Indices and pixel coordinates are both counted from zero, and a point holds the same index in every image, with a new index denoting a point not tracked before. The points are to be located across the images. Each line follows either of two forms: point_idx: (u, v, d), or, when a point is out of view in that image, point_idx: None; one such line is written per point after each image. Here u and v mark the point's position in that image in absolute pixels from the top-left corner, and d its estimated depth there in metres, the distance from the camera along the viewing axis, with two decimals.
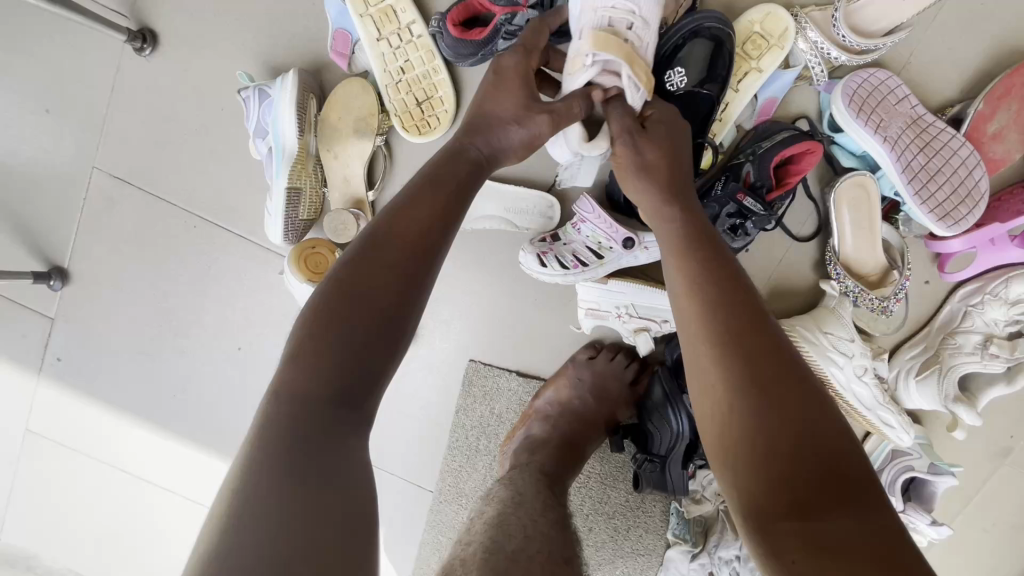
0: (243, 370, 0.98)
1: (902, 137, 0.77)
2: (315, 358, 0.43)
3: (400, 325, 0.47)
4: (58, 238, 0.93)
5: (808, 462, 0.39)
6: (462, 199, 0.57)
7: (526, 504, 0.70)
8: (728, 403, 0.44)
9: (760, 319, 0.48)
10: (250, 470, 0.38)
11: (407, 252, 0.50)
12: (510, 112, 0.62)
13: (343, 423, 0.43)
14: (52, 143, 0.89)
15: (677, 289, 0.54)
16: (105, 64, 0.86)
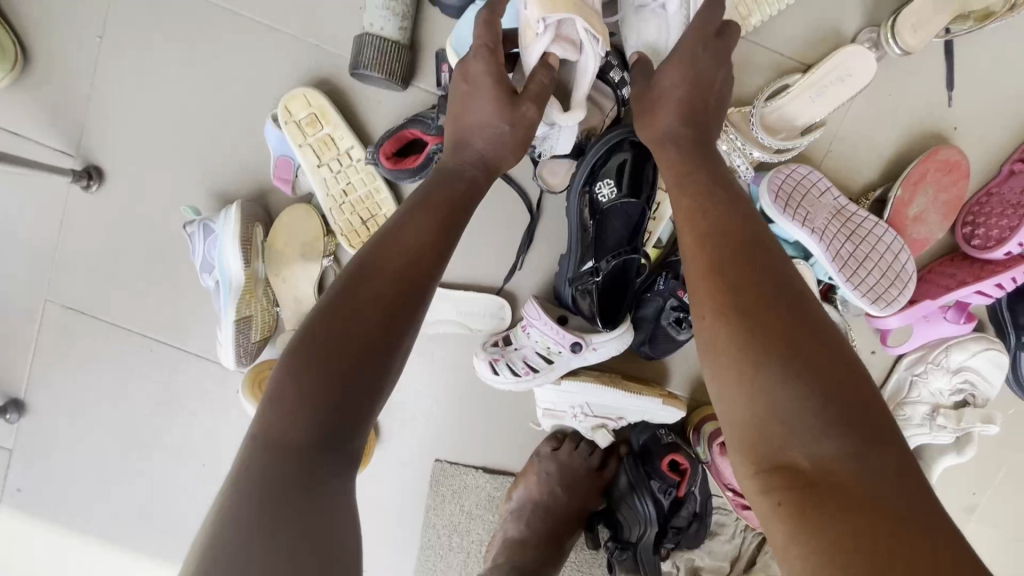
0: (209, 486, 0.96)
1: (829, 227, 0.80)
2: (313, 382, 0.46)
3: (390, 349, 0.50)
4: (14, 371, 0.93)
5: (824, 417, 0.41)
6: (455, 223, 0.60)
7: None
8: (757, 364, 0.44)
9: (782, 286, 0.48)
10: (228, 518, 0.41)
11: (394, 276, 0.53)
12: (492, 111, 0.64)
13: (327, 467, 0.45)
14: (4, 280, 0.90)
15: (696, 249, 0.53)
16: (54, 201, 0.87)
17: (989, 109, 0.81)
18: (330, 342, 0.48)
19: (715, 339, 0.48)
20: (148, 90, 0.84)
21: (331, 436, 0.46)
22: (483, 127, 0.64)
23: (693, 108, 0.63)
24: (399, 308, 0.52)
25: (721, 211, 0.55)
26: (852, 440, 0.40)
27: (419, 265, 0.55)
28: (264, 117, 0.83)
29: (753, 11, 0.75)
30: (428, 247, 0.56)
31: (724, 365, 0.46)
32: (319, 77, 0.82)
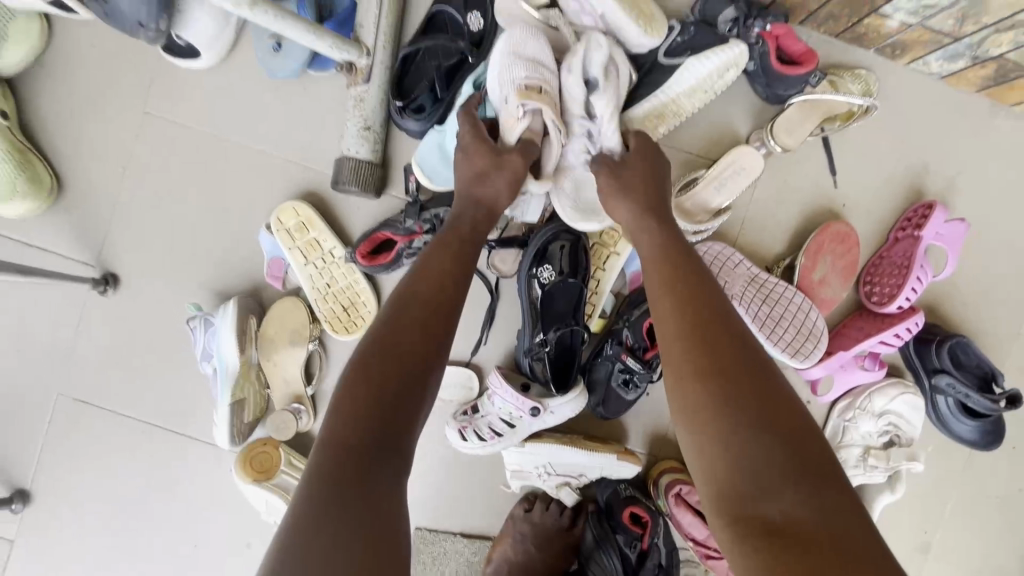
0: (201, 566, 1.01)
1: (745, 292, 0.93)
2: (372, 381, 0.58)
3: (429, 362, 0.63)
4: (23, 463, 1.00)
5: (783, 465, 0.50)
6: (470, 259, 0.74)
7: None
8: (727, 418, 0.54)
9: (745, 348, 0.59)
10: (311, 485, 0.52)
11: (430, 303, 0.67)
12: (484, 160, 0.79)
13: (385, 447, 0.55)
14: (22, 376, 1.00)
15: (666, 318, 0.63)
16: (72, 305, 0.99)
17: (868, 187, 0.98)
18: (383, 368, 0.60)
19: (691, 390, 0.57)
20: (160, 209, 0.99)
21: (390, 435, 0.56)
22: (471, 177, 0.79)
23: (653, 200, 0.77)
24: (431, 330, 0.65)
25: (692, 282, 0.65)
26: (805, 490, 0.49)
27: (447, 293, 0.69)
28: (259, 226, 0.98)
29: (660, 124, 0.92)
30: (454, 279, 0.71)
31: (701, 415, 0.55)
32: (306, 191, 0.98)
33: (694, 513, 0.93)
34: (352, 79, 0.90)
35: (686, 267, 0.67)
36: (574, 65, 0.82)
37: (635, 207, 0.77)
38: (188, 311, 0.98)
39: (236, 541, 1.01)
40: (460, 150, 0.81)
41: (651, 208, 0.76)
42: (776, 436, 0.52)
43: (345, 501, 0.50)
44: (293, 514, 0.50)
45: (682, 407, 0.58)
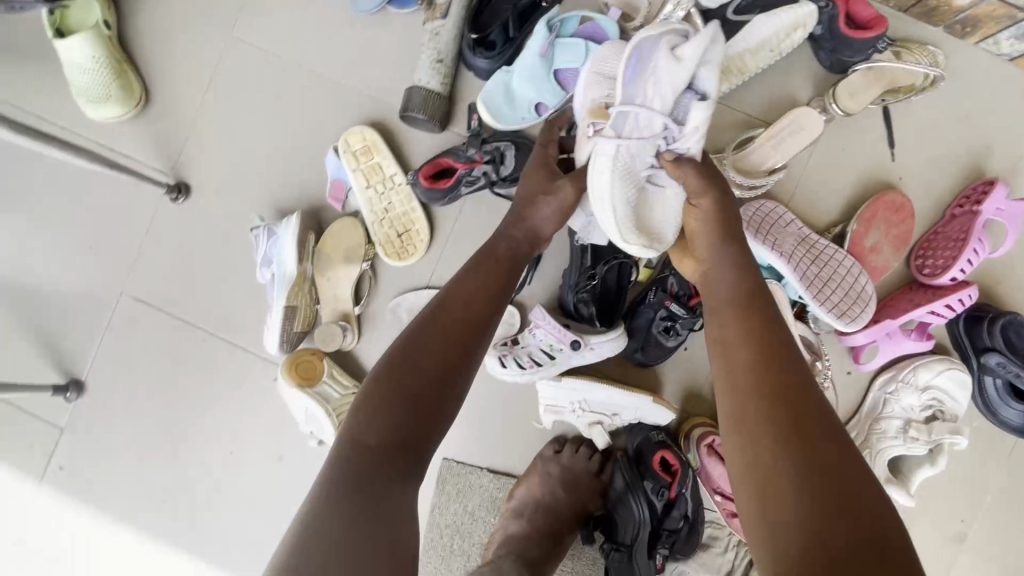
0: (233, 473, 1.05)
1: (795, 251, 0.93)
2: (398, 391, 0.62)
3: (455, 377, 0.65)
4: (81, 355, 1.06)
5: (848, 535, 0.50)
6: (506, 277, 0.76)
7: None
8: (789, 473, 0.55)
9: (812, 406, 0.59)
10: (334, 476, 0.57)
11: (464, 319, 0.69)
12: (536, 183, 0.82)
13: (406, 454, 0.60)
14: (91, 274, 1.06)
15: (736, 364, 0.64)
16: (145, 210, 1.05)
17: (926, 163, 0.97)
18: (408, 381, 0.63)
19: (752, 444, 0.58)
20: (234, 128, 1.04)
21: (403, 444, 0.60)
22: (519, 197, 0.82)
23: (732, 225, 0.74)
24: (461, 347, 0.67)
25: (770, 333, 0.65)
26: (870, 558, 0.48)
27: (477, 314, 0.70)
28: (325, 150, 1.03)
29: (723, 80, 0.94)
30: (487, 301, 0.72)
31: (761, 471, 0.57)
32: (373, 121, 1.02)
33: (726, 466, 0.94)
34: (429, 15, 0.96)
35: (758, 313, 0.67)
36: (689, 60, 0.67)
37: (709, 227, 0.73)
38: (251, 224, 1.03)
39: (268, 453, 1.04)
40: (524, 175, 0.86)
41: (727, 234, 0.73)
42: (835, 504, 0.52)
43: (354, 506, 0.55)
44: (314, 499, 0.55)
45: (738, 457, 0.60)
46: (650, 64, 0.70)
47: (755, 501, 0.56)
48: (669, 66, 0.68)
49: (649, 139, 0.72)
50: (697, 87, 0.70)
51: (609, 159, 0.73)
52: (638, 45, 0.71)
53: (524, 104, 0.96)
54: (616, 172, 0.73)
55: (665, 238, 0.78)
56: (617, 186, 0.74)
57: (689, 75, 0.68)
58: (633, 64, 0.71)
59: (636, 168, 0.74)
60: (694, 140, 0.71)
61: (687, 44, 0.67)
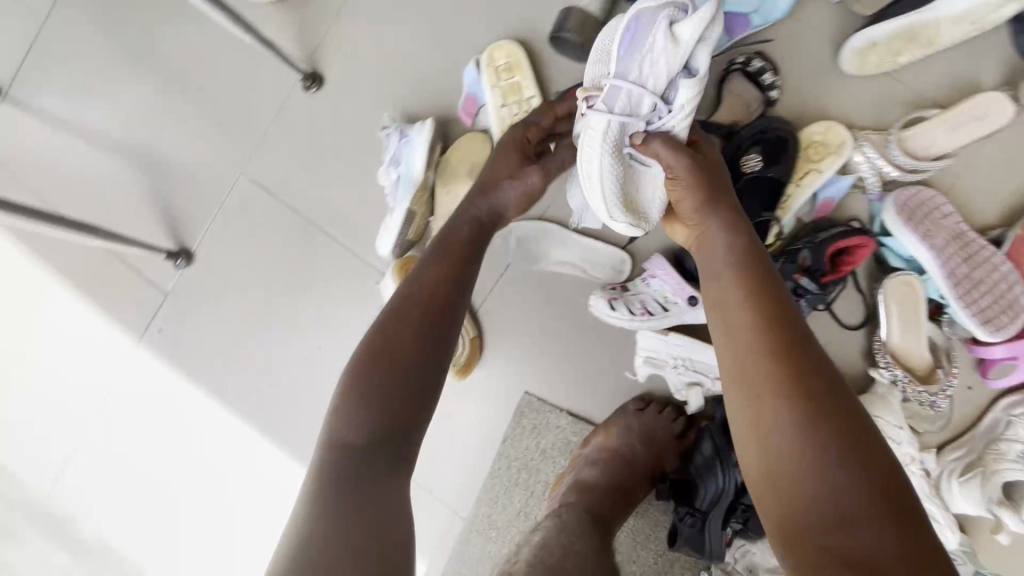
0: (317, 366, 1.07)
1: (948, 246, 0.86)
2: (375, 383, 0.62)
3: (428, 364, 0.66)
4: (195, 227, 1.10)
5: (859, 492, 0.47)
6: (469, 259, 0.76)
7: (569, 529, 0.75)
8: (799, 450, 0.51)
9: (814, 373, 0.55)
10: (324, 477, 0.57)
11: (429, 301, 0.70)
12: (508, 166, 0.82)
13: (388, 449, 0.60)
14: (216, 149, 1.09)
15: (735, 342, 0.60)
16: (276, 95, 1.07)
17: None
18: (382, 369, 0.64)
19: (756, 410, 0.55)
20: (376, 27, 1.03)
21: (385, 442, 0.60)
22: (485, 179, 0.82)
23: (720, 195, 0.70)
24: (429, 332, 0.67)
25: (766, 296, 0.61)
26: (890, 521, 0.45)
27: (434, 299, 0.70)
28: (463, 62, 1.01)
29: (907, 50, 0.87)
30: (444, 284, 0.72)
31: (766, 438, 0.53)
32: (517, 38, 0.99)
33: None
34: None
35: (753, 280, 0.63)
36: (687, 41, 0.62)
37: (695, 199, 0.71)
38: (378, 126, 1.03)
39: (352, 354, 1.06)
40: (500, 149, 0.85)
41: (715, 201, 0.70)
42: (851, 477, 0.48)
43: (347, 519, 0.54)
44: (315, 497, 0.56)
45: (743, 437, 0.56)
46: (644, 38, 0.65)
47: (765, 484, 0.52)
48: (663, 47, 0.64)
49: (632, 120, 0.69)
50: (689, 66, 0.66)
51: (598, 135, 0.70)
52: (635, 15, 0.65)
53: None
54: (605, 149, 0.70)
55: (649, 216, 0.77)
56: (600, 167, 0.71)
57: (682, 57, 0.64)
58: (628, 32, 0.65)
59: (620, 147, 0.71)
60: (680, 120, 0.68)
61: (687, 20, 0.61)
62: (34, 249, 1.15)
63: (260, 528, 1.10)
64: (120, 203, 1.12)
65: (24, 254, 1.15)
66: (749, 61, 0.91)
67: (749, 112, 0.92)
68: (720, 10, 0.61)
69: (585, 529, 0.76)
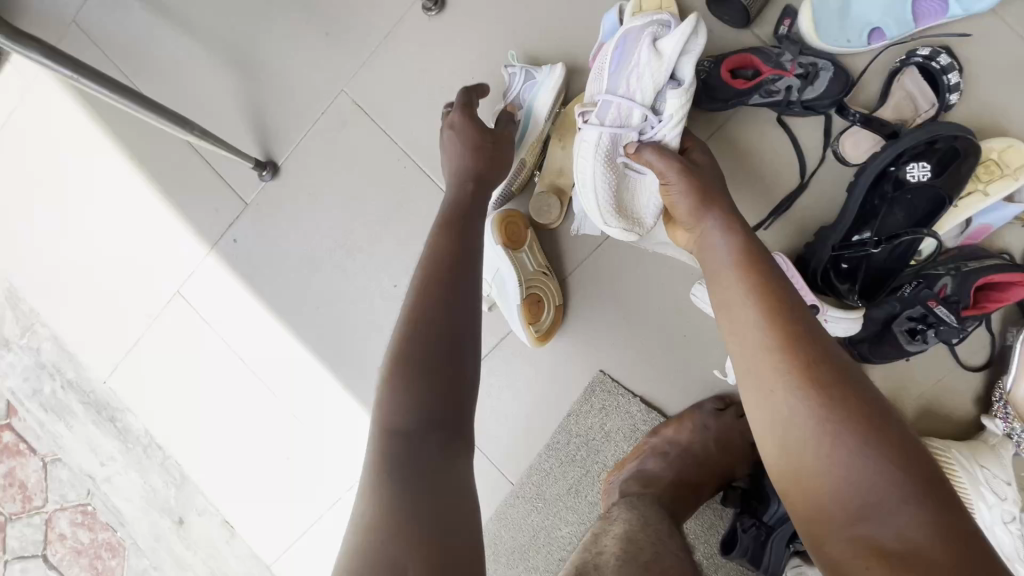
0: (390, 306, 1.03)
1: None
2: (418, 370, 0.59)
3: (458, 343, 0.62)
4: (284, 140, 1.05)
5: (882, 477, 0.46)
6: (467, 235, 0.74)
7: (652, 525, 0.76)
8: (811, 440, 0.50)
9: (823, 355, 0.54)
10: (383, 473, 0.53)
11: (435, 280, 0.66)
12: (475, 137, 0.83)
13: (437, 443, 0.56)
14: (319, 60, 1.03)
15: (739, 335, 0.59)
16: (393, 13, 1.00)
17: None
18: (416, 353, 0.60)
19: (767, 404, 0.54)
20: None
21: (435, 427, 0.57)
22: (471, 158, 0.82)
23: (716, 191, 0.72)
24: (454, 311, 0.64)
25: (766, 283, 0.60)
26: (918, 500, 0.45)
27: (441, 269, 0.68)
28: (602, 6, 0.92)
29: None
30: (446, 254, 0.70)
31: (780, 433, 0.52)
32: None
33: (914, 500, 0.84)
34: None
35: (754, 268, 0.62)
36: (669, 54, 0.75)
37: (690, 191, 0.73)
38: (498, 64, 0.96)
39: None
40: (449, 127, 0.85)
41: (710, 194, 0.72)
42: (871, 459, 0.47)
43: (405, 521, 0.49)
44: (377, 497, 0.51)
45: (758, 432, 0.55)
46: (631, 57, 0.78)
47: (786, 479, 0.52)
48: (647, 65, 0.77)
49: (624, 130, 0.80)
50: (675, 79, 0.78)
51: (591, 144, 0.82)
52: (623, 38, 0.79)
53: (856, 26, 0.83)
54: (597, 155, 0.82)
55: (644, 221, 0.86)
56: (596, 173, 0.82)
57: (666, 70, 0.76)
58: (619, 54, 0.79)
59: (613, 156, 0.82)
60: (670, 127, 0.78)
61: (667, 39, 0.75)
62: (117, 136, 1.12)
63: (304, 455, 1.10)
64: (210, 102, 1.07)
65: (107, 140, 1.13)
66: (934, 55, 0.80)
67: (919, 114, 0.82)
68: (695, 25, 0.74)
69: (662, 522, 0.78)
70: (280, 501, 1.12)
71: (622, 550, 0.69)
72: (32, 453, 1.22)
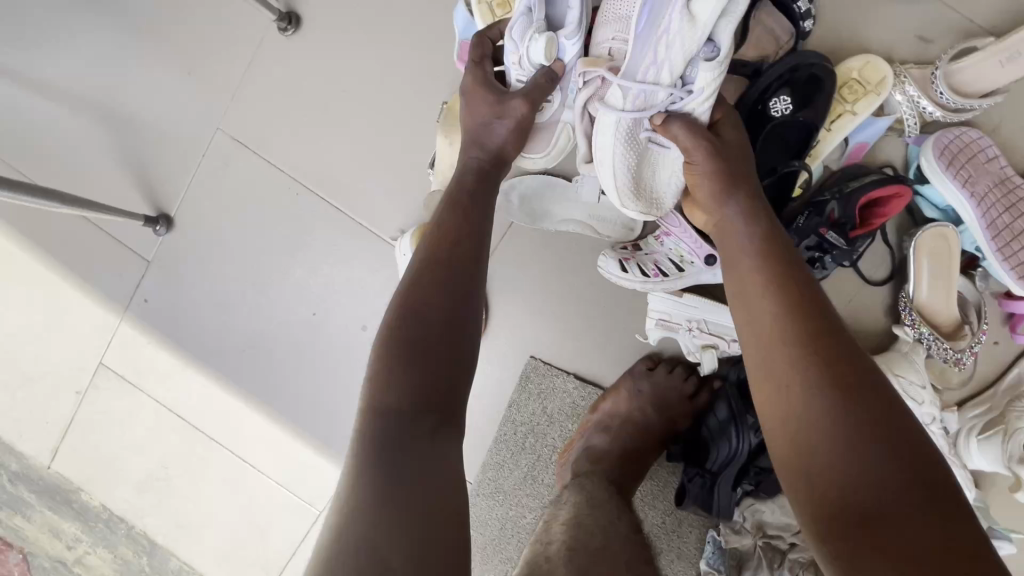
0: (313, 335, 1.02)
1: (989, 194, 0.80)
2: (412, 354, 0.60)
3: (459, 323, 0.64)
4: (171, 191, 1.01)
5: (889, 483, 0.44)
6: (467, 213, 0.72)
7: (601, 506, 0.77)
8: (821, 434, 0.49)
9: (851, 360, 0.52)
10: (364, 450, 0.54)
11: (443, 266, 0.67)
12: (488, 106, 0.76)
13: (423, 421, 0.56)
14: (185, 102, 0.98)
15: (759, 330, 0.58)
16: (248, 39, 0.95)
17: None
18: (416, 337, 0.61)
19: (780, 395, 0.54)
20: None
21: (421, 403, 0.57)
22: (474, 128, 0.78)
23: (744, 180, 0.69)
24: (453, 296, 0.65)
25: (795, 286, 0.59)
26: (925, 506, 0.43)
27: (447, 251, 0.68)
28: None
29: None
30: (454, 236, 0.70)
31: (787, 428, 0.52)
32: None
33: None
34: None
35: (782, 270, 0.61)
36: (707, 17, 0.62)
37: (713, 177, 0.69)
38: (382, 68, 0.91)
39: (349, 321, 1.01)
40: (464, 95, 0.80)
41: (733, 181, 0.68)
42: (883, 461, 0.46)
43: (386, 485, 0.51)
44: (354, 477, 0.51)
45: (771, 421, 0.54)
46: (660, 20, 0.64)
47: (794, 469, 0.51)
48: (678, 28, 0.63)
49: (645, 112, 0.70)
50: (710, 43, 0.65)
51: (614, 126, 0.72)
52: None
53: None
54: (619, 137, 0.72)
55: (662, 204, 0.79)
56: (616, 153, 0.74)
57: (703, 36, 0.63)
58: (644, 14, 0.64)
59: (636, 134, 0.73)
60: (702, 101, 0.68)
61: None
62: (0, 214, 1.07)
63: (265, 496, 1.09)
64: (90, 165, 1.02)
65: None
66: None
67: (781, 48, 0.82)
68: None
69: (610, 502, 0.79)
70: (252, 544, 1.11)
71: (569, 540, 0.69)
72: (4, 545, 1.20)
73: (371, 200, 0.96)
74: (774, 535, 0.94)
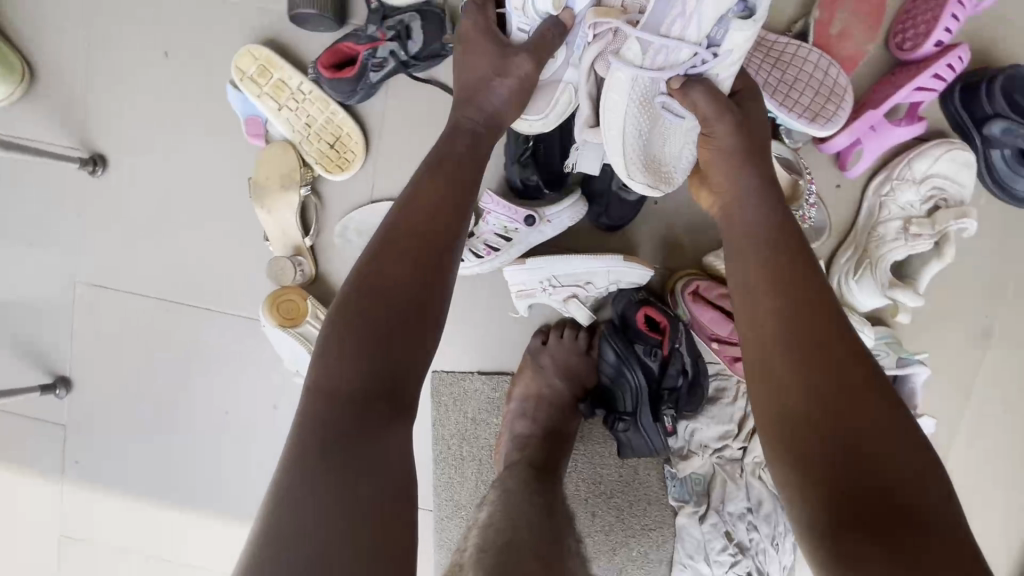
0: (235, 431, 1.04)
1: (753, 58, 0.82)
2: (374, 345, 0.53)
3: (425, 309, 0.57)
4: (58, 354, 1.05)
5: (884, 496, 0.43)
6: (461, 184, 0.66)
7: (512, 495, 0.74)
8: (815, 436, 0.48)
9: (860, 370, 0.50)
10: (296, 449, 0.48)
11: (415, 245, 0.60)
12: (486, 66, 0.69)
13: (376, 416, 0.51)
14: (36, 270, 1.02)
15: (763, 324, 0.57)
16: (71, 193, 1.00)
17: None
18: (377, 318, 0.55)
19: (775, 389, 0.52)
20: (136, 80, 0.95)
21: (377, 393, 0.52)
22: (467, 85, 0.70)
23: (764, 166, 0.66)
24: (419, 275, 0.58)
25: (806, 286, 0.57)
26: (915, 524, 0.41)
27: (420, 223, 0.61)
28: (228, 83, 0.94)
29: None
30: (435, 207, 0.63)
31: (778, 417, 0.51)
32: (267, 37, 0.92)
33: (716, 309, 0.87)
34: None
35: (787, 270, 0.59)
36: None
37: (724, 162, 0.67)
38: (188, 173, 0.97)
39: (261, 406, 1.03)
40: (461, 40, 0.72)
41: (743, 173, 0.66)
42: (876, 472, 0.44)
43: (322, 475, 0.46)
44: (280, 485, 0.46)
45: (764, 411, 0.53)
46: None
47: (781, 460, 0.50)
48: None
49: (665, 72, 0.63)
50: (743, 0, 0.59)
51: (624, 92, 0.64)
52: None
53: None
54: (632, 105, 0.66)
55: (673, 176, 0.74)
56: (626, 117, 0.67)
57: None
58: None
59: (651, 98, 0.66)
60: (726, 65, 0.63)
61: None
62: None
63: None
64: None
65: None
66: None
67: None
68: None
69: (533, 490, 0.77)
70: None
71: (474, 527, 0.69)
72: None
73: (233, 289, 0.99)
74: (719, 446, 0.95)
